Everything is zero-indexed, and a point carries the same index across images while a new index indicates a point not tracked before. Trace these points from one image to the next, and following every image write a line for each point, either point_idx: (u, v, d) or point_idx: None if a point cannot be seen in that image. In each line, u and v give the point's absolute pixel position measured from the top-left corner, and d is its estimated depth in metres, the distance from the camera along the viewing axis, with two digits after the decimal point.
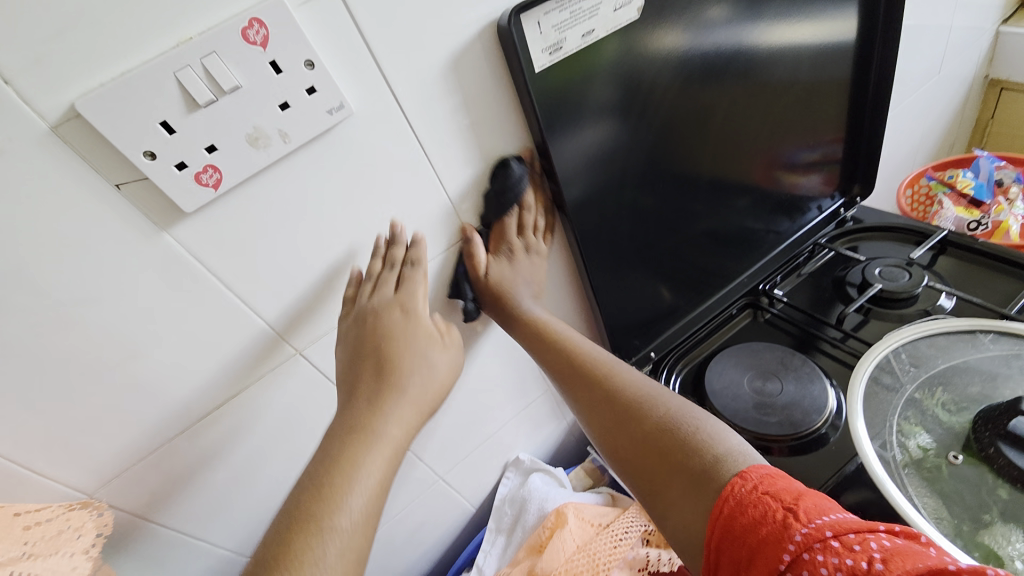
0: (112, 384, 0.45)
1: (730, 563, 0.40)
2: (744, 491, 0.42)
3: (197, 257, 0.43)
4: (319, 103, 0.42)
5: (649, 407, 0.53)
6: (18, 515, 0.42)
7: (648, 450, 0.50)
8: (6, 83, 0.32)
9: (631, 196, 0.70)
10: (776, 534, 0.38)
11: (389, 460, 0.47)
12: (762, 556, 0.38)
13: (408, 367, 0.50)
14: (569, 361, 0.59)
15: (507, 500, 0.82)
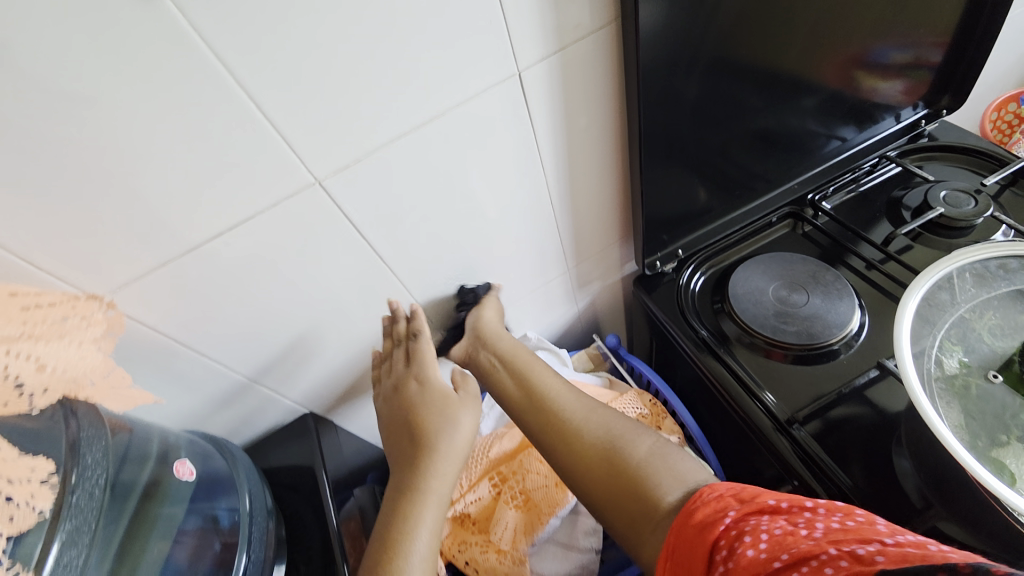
0: (111, 181, 0.40)
1: (691, 532, 0.44)
2: (712, 493, 0.46)
3: (203, 35, 0.35)
4: None
5: (609, 436, 0.57)
6: (14, 294, 0.33)
7: (619, 483, 0.53)
8: None
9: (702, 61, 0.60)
10: (728, 513, 0.43)
11: (440, 502, 0.55)
12: (715, 525, 0.43)
13: (435, 429, 0.58)
14: (527, 389, 0.64)
15: None
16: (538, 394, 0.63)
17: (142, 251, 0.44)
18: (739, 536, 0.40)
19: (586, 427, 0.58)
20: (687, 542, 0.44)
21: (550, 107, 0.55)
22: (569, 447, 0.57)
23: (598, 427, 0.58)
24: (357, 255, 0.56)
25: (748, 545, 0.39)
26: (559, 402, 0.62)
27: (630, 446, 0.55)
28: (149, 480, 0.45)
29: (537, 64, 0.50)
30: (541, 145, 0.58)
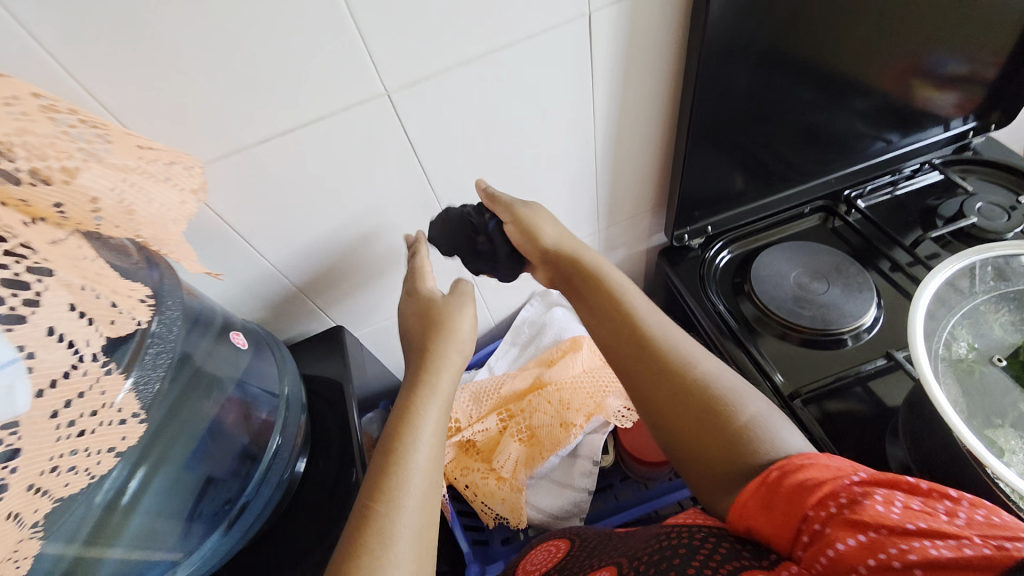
0: (203, 63, 0.42)
1: (798, 486, 0.41)
2: (834, 458, 0.43)
3: None
4: None
5: (707, 388, 0.50)
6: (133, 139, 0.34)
7: (707, 439, 0.48)
8: None
9: (762, 36, 0.61)
10: (849, 475, 0.40)
11: (444, 404, 0.51)
12: (829, 484, 0.40)
13: (435, 334, 0.55)
14: (614, 319, 0.57)
15: (528, 322, 0.88)
16: (630, 325, 0.56)
17: (217, 137, 0.47)
18: (862, 495, 0.37)
19: (682, 371, 0.52)
20: (791, 496, 0.41)
21: (612, 56, 0.57)
22: (660, 388, 0.52)
23: (698, 373, 0.51)
24: (409, 176, 0.59)
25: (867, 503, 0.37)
26: (653, 340, 0.54)
27: (732, 403, 0.49)
28: (215, 362, 0.50)
29: (607, 8, 0.52)
30: (596, 94, 0.60)
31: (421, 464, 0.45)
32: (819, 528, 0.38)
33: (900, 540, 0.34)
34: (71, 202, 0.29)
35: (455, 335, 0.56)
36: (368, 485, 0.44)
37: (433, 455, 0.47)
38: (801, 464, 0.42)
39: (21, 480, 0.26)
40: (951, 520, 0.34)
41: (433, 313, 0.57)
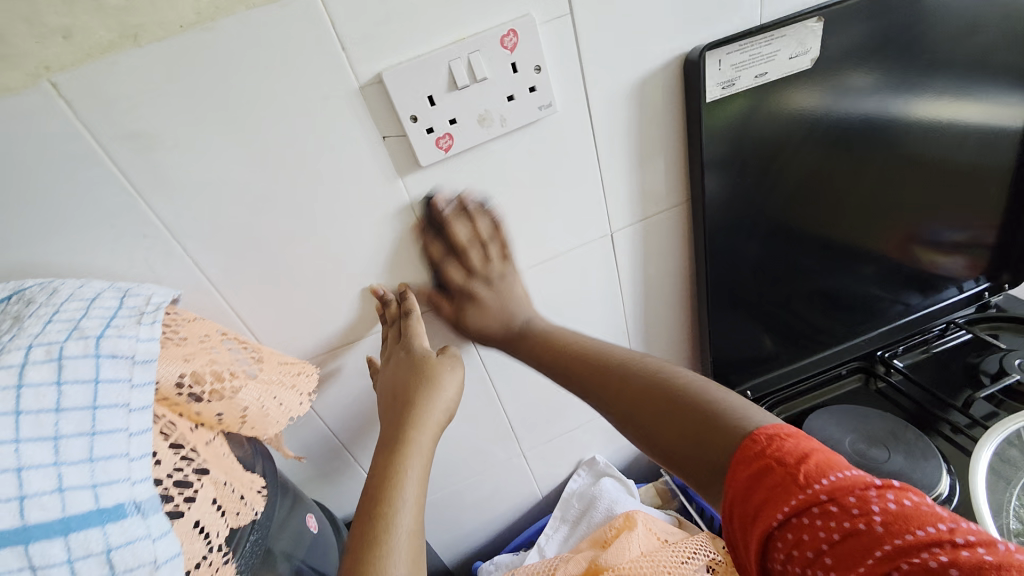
0: (323, 287, 0.56)
1: (743, 502, 0.37)
2: (754, 454, 0.38)
3: (413, 203, 0.54)
4: (536, 100, 0.51)
5: (669, 388, 0.48)
6: (282, 362, 0.45)
7: (673, 433, 0.45)
8: (343, 49, 0.45)
9: (761, 235, 0.73)
10: (778, 496, 0.35)
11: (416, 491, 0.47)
12: (768, 512, 0.35)
13: (429, 371, 0.54)
14: (584, 367, 0.57)
15: (576, 495, 0.87)
16: (596, 369, 0.56)
17: (322, 337, 0.59)
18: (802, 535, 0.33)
19: (645, 384, 0.51)
20: (741, 519, 0.37)
21: (634, 257, 0.70)
22: (629, 407, 0.50)
23: (658, 377, 0.50)
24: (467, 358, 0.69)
25: (783, 542, 0.34)
26: (615, 371, 0.54)
27: (688, 394, 0.47)
28: (292, 551, 0.49)
29: (627, 228, 0.66)
30: (623, 287, 0.72)
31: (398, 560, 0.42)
32: (765, 564, 0.36)
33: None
34: (230, 412, 0.38)
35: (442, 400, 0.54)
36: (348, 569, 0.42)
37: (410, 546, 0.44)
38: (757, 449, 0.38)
39: None
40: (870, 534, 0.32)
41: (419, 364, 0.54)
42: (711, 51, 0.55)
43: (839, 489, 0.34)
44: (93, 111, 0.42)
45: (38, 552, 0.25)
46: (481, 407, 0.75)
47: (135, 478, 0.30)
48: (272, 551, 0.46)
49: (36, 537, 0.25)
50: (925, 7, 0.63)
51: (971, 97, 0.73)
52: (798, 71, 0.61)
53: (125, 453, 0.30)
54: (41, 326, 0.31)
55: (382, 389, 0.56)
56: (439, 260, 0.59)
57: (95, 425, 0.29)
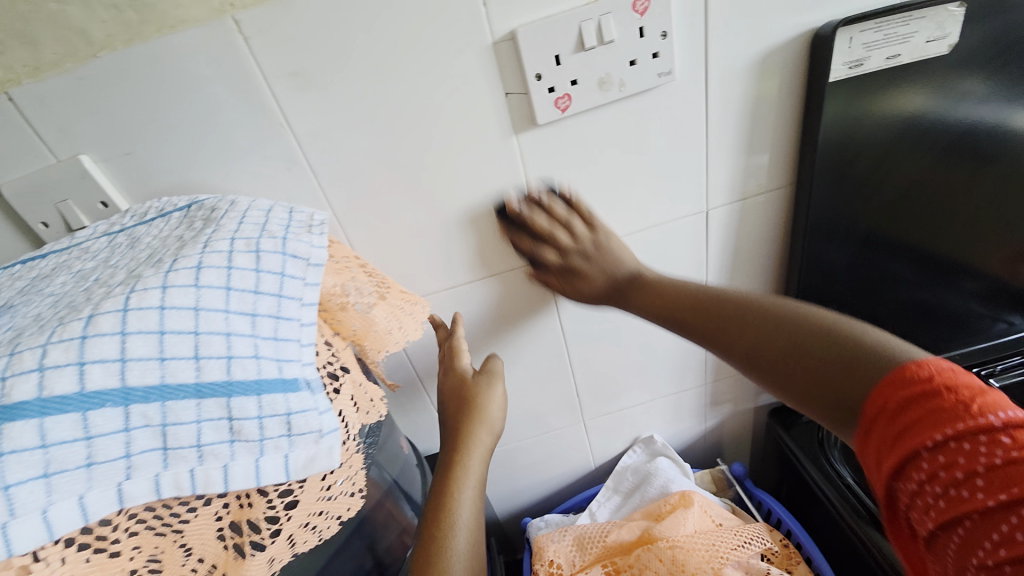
0: (430, 234, 0.61)
1: (885, 424, 0.35)
2: (917, 376, 0.34)
3: (523, 161, 0.57)
4: (657, 66, 0.52)
5: (797, 325, 0.44)
6: (404, 293, 0.49)
7: (797, 360, 0.42)
8: (484, 5, 0.48)
9: (857, 237, 0.70)
10: (937, 416, 0.32)
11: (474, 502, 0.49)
12: (922, 434, 0.33)
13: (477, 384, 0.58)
14: (692, 300, 0.53)
15: (631, 469, 0.88)
16: (706, 303, 0.52)
17: (422, 280, 0.64)
18: (951, 457, 0.31)
19: (766, 320, 0.46)
20: (877, 442, 0.35)
21: (725, 239, 0.70)
22: (745, 341, 0.47)
23: (784, 313, 0.46)
24: (547, 319, 0.72)
25: (928, 464, 0.32)
26: (733, 308, 0.49)
27: (819, 331, 0.42)
28: (389, 467, 0.54)
29: (723, 207, 0.66)
30: (709, 268, 0.72)
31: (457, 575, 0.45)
32: (892, 481, 0.34)
33: (983, 527, 0.29)
34: (363, 326, 0.43)
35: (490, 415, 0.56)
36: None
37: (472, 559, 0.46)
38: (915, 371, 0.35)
39: (299, 514, 0.34)
40: None
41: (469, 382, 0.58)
42: (843, 28, 0.54)
43: (1015, 420, 0.30)
44: (263, 48, 0.47)
45: (239, 404, 0.29)
46: (553, 370, 0.78)
47: (304, 360, 0.33)
48: (375, 462, 0.51)
49: (238, 392, 0.29)
50: None
51: None
52: (932, 57, 0.58)
53: (298, 338, 0.33)
54: (236, 226, 0.36)
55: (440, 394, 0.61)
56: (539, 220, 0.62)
57: (279, 310, 0.33)
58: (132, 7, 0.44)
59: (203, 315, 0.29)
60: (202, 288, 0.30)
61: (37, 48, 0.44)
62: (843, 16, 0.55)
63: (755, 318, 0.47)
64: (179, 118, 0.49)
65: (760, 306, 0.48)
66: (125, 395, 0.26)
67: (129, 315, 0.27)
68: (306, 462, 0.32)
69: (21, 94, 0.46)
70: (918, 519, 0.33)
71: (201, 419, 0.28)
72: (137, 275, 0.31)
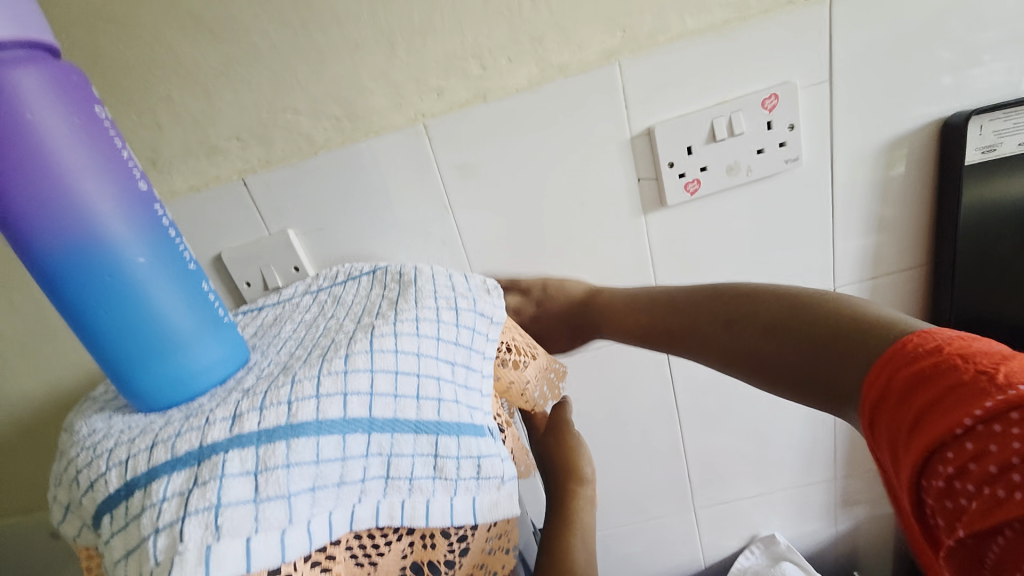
0: None
1: (895, 411, 0.30)
2: (920, 352, 0.30)
3: (650, 237, 0.61)
4: (783, 153, 0.56)
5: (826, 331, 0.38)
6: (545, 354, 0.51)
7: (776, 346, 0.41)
8: (626, 107, 0.55)
9: (1010, 323, 0.64)
10: (954, 395, 0.27)
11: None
12: (938, 419, 0.27)
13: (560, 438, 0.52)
14: (722, 315, 0.47)
15: (749, 573, 0.80)
16: (737, 319, 0.46)
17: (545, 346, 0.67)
18: (976, 443, 0.25)
19: (806, 337, 0.40)
20: (891, 434, 0.30)
21: None
22: (777, 357, 0.42)
23: (809, 316, 0.41)
24: (662, 392, 0.71)
25: (954, 454, 0.26)
26: (771, 326, 0.43)
27: (843, 328, 0.37)
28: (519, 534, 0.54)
29: (850, 285, 0.65)
30: None
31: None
32: (912, 480, 0.28)
33: None
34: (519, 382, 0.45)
35: (582, 477, 0.50)
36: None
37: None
38: (942, 348, 0.29)
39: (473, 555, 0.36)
40: None
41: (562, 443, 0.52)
42: (974, 116, 0.55)
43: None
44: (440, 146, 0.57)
45: (445, 443, 0.33)
46: (664, 448, 0.75)
47: (487, 410, 0.37)
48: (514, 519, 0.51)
49: (444, 431, 0.33)
50: None
51: None
52: None
53: (481, 388, 0.38)
54: (432, 287, 0.42)
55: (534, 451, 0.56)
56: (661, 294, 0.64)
57: (469, 361, 0.38)
58: (350, 118, 0.57)
59: (423, 360, 0.34)
60: (422, 337, 0.36)
61: (273, 148, 0.57)
62: (974, 105, 0.56)
63: (794, 338, 0.41)
64: (362, 200, 0.59)
65: (814, 315, 0.40)
66: (370, 423, 0.30)
67: (375, 355, 0.33)
68: (490, 506, 0.34)
69: (254, 180, 0.58)
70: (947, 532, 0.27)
71: (416, 453, 0.32)
72: (368, 323, 0.37)
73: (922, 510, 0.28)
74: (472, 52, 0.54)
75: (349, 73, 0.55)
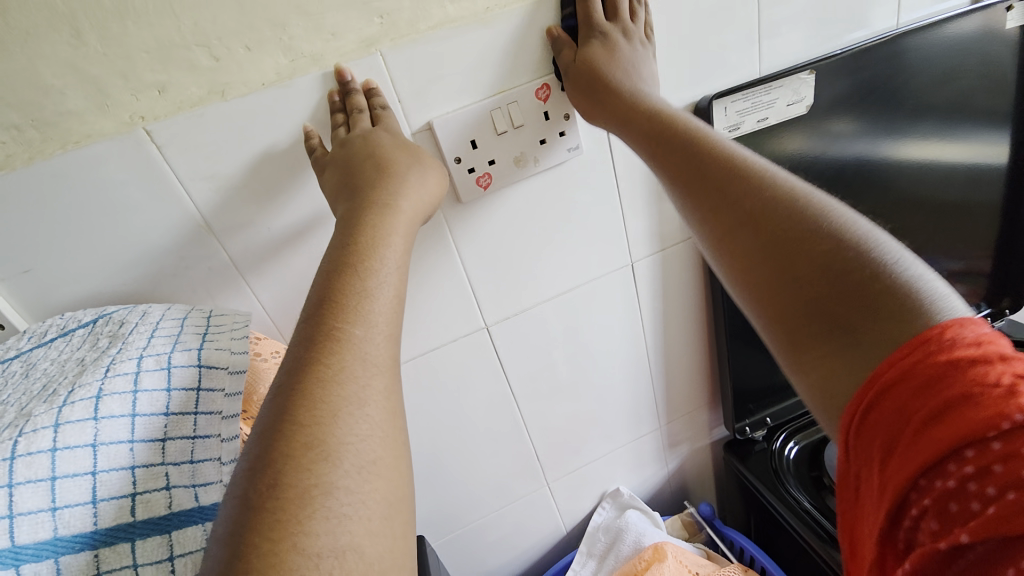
0: None
1: (902, 399, 0.28)
2: (958, 343, 0.28)
3: (453, 235, 0.59)
4: (564, 143, 0.58)
5: (852, 249, 0.33)
6: None
7: (789, 279, 0.35)
8: (399, 101, 0.51)
9: None
10: (988, 398, 0.25)
11: (391, 302, 0.38)
12: (971, 418, 0.25)
13: (403, 181, 0.45)
14: (728, 198, 0.39)
15: (601, 528, 0.86)
16: (751, 206, 0.38)
17: None
18: (1008, 451, 0.24)
19: (823, 250, 0.34)
20: (892, 420, 0.28)
21: (655, 288, 0.74)
22: (763, 267, 0.36)
23: (846, 266, 0.33)
24: (497, 383, 0.71)
25: (975, 453, 0.25)
26: (787, 230, 0.36)
27: (889, 264, 0.32)
28: None
29: (646, 258, 0.71)
30: (643, 319, 0.76)
31: (371, 440, 0.32)
32: (909, 478, 0.27)
33: None
34: None
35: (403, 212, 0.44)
36: (290, 491, 0.29)
37: (382, 431, 0.33)
38: (975, 343, 0.27)
39: None
40: None
41: (388, 172, 0.45)
42: (718, 100, 0.62)
43: None
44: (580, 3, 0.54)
45: (143, 544, 0.31)
46: (509, 435, 0.77)
47: (225, 481, 0.35)
48: None
49: (138, 534, 0.31)
50: (903, 59, 0.70)
51: (949, 137, 0.79)
52: (795, 116, 0.68)
53: (217, 457, 0.35)
54: (146, 340, 0.38)
55: (341, 168, 0.46)
56: (476, 290, 0.63)
57: (194, 429, 0.36)
58: (36, 126, 0.43)
59: (103, 450, 0.32)
60: (103, 421, 0.33)
61: None
62: (717, 89, 0.64)
63: (814, 245, 0.34)
64: (83, 228, 0.47)
65: (846, 232, 0.34)
66: (15, 554, 0.28)
67: (16, 463, 0.29)
68: None
69: None
70: (938, 534, 0.26)
71: (101, 569, 0.30)
72: (31, 412, 0.33)
73: (903, 508, 0.28)
74: (196, 38, 0.44)
75: (15, 66, 0.41)
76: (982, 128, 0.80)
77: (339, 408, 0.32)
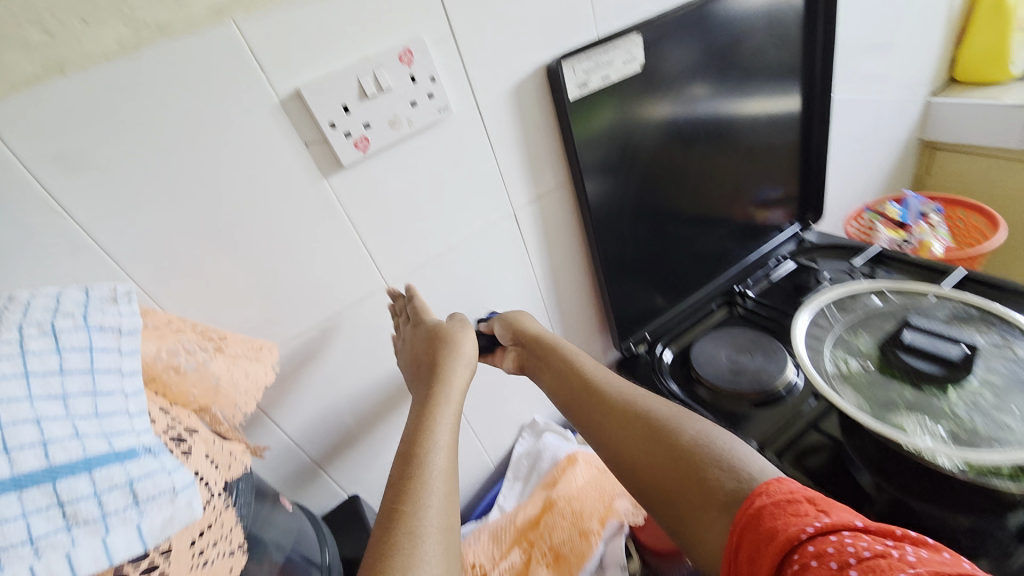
0: (263, 286, 0.61)
1: (760, 530, 0.44)
2: (780, 493, 0.46)
3: (339, 198, 0.62)
4: (434, 104, 0.63)
5: (690, 442, 0.55)
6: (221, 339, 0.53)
7: (663, 471, 0.55)
8: (262, 69, 0.52)
9: (630, 223, 0.90)
10: (802, 523, 0.42)
11: (448, 449, 0.53)
12: (792, 534, 0.42)
13: (445, 359, 0.62)
14: (612, 419, 0.61)
15: (524, 454, 0.97)
16: (627, 422, 0.60)
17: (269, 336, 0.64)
18: (816, 551, 0.40)
19: (673, 448, 0.55)
20: (755, 547, 0.44)
21: (539, 232, 0.84)
22: (643, 462, 0.57)
23: (689, 460, 0.54)
24: None
25: (801, 556, 0.40)
26: (653, 438, 0.57)
27: (716, 451, 0.53)
28: (271, 529, 0.54)
29: (526, 205, 0.80)
30: (532, 262, 0.86)
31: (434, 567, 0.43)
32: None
33: None
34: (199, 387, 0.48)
35: (448, 379, 0.60)
36: None
37: (446, 552, 0.45)
38: (782, 490, 0.46)
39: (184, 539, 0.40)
40: (888, 554, 0.37)
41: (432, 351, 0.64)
42: (565, 61, 0.71)
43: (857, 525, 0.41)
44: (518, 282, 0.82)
45: (71, 484, 0.33)
46: None
47: (137, 429, 0.38)
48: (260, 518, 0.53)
49: (63, 474, 0.32)
50: (712, 19, 0.84)
51: (755, 83, 0.96)
52: (631, 74, 0.78)
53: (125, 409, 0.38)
54: (20, 314, 0.37)
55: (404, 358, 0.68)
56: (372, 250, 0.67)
57: (95, 386, 0.37)
58: None
59: (8, 406, 0.32)
60: None
61: None
62: (563, 50, 0.72)
63: (669, 442, 0.56)
64: None
65: (688, 433, 0.56)
66: None
67: None
68: (162, 524, 0.36)
69: None
70: None
71: (27, 511, 0.31)
72: None
73: None
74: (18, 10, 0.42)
75: None
76: (777, 75, 0.99)
77: (411, 532, 0.45)
